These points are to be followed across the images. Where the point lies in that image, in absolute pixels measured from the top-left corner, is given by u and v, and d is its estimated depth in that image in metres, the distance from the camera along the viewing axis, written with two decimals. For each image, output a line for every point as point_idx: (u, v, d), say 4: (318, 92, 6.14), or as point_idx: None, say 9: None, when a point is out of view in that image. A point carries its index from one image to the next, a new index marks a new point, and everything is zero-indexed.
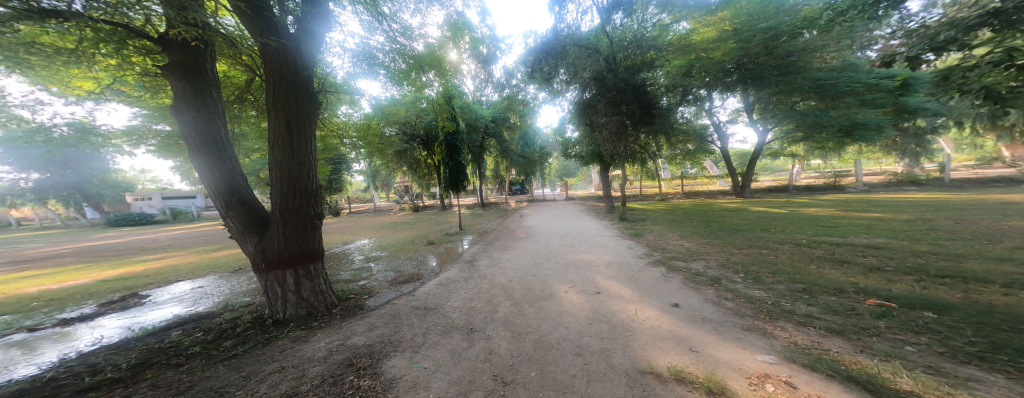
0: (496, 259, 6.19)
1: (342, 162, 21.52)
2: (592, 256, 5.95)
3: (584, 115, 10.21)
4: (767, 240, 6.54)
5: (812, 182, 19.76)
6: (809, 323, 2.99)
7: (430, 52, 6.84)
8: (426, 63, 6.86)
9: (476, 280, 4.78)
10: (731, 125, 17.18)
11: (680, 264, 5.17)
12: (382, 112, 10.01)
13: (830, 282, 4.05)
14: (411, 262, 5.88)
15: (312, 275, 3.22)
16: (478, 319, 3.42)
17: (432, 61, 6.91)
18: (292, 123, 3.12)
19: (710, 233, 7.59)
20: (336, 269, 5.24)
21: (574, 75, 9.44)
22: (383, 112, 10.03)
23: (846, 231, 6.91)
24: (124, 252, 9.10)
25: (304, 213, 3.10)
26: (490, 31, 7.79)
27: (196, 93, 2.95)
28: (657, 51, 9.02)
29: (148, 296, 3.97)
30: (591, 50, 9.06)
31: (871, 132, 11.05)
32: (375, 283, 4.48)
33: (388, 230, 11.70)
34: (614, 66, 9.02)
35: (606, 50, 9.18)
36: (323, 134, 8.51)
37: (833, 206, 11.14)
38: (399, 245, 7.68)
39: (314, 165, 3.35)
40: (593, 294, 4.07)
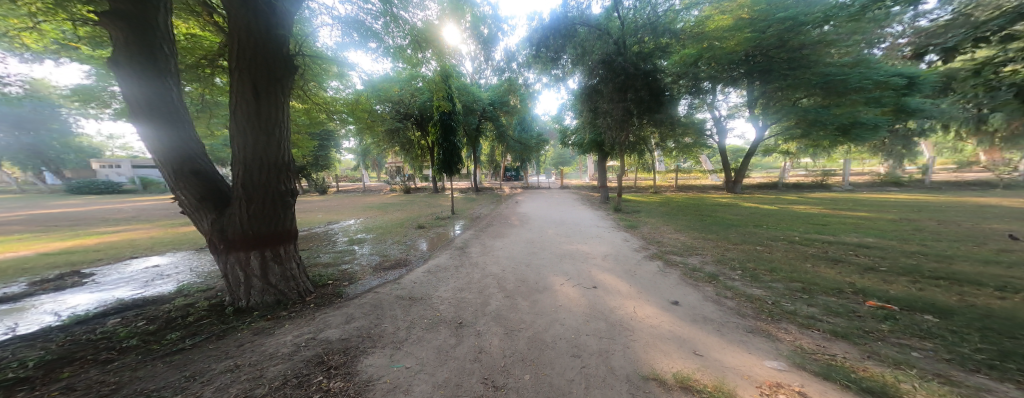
0: (488, 246, 5.91)
1: (330, 139, 20.63)
2: (588, 248, 5.73)
3: (587, 101, 9.80)
4: (758, 235, 6.37)
5: (801, 179, 20.04)
6: (812, 326, 2.72)
7: (427, 27, 6.30)
8: (423, 39, 6.40)
9: (467, 269, 4.53)
10: (730, 120, 17.09)
11: (677, 259, 4.99)
12: (376, 87, 9.37)
13: (827, 281, 3.77)
14: (396, 246, 5.53)
15: (281, 258, 2.89)
16: (468, 312, 3.17)
17: (429, 38, 6.39)
18: (260, 88, 2.58)
19: (704, 227, 7.46)
20: (314, 251, 4.89)
21: (581, 57, 9.00)
22: (376, 88, 9.40)
23: (837, 228, 6.82)
24: (82, 223, 8.42)
25: (273, 188, 2.71)
26: (491, 11, 7.31)
27: (143, 45, 2.36)
28: (671, 36, 8.59)
29: (91, 276, 3.56)
30: (602, 32, 8.72)
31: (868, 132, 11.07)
32: (357, 269, 4.16)
33: (375, 211, 11.28)
34: (622, 51, 8.65)
35: (615, 35, 8.87)
36: (308, 107, 7.84)
37: (821, 204, 11.24)
38: (386, 228, 7.31)
39: (288, 137, 2.89)
40: (590, 288, 3.85)
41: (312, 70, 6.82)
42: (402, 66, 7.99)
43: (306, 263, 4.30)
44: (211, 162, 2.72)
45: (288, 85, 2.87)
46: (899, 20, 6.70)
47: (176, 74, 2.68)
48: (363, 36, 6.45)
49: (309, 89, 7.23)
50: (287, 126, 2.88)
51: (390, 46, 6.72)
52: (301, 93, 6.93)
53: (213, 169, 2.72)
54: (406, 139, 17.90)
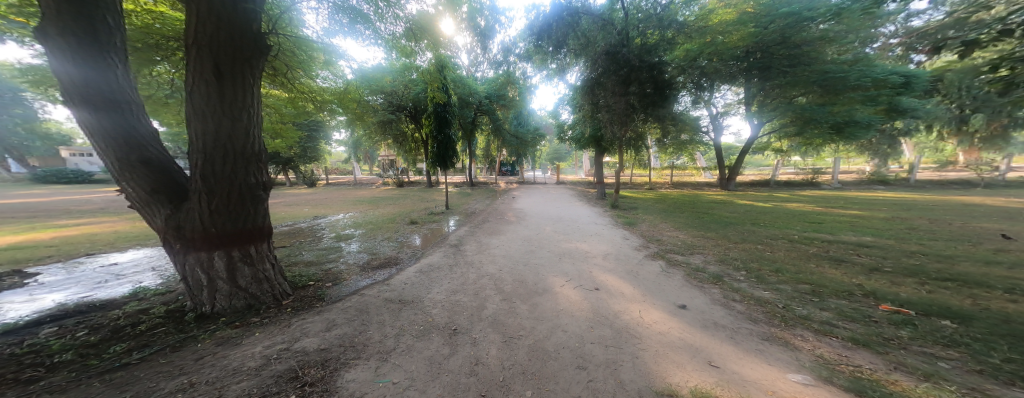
0: (483, 244, 5.66)
1: (319, 131, 19.92)
2: (586, 246, 5.53)
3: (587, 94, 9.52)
4: (757, 233, 6.26)
5: (792, 177, 20.29)
6: (830, 332, 2.52)
7: (422, 18, 5.92)
8: (419, 30, 6.04)
9: (461, 268, 4.27)
10: (726, 118, 17.11)
11: (679, 258, 4.80)
12: (366, 75, 8.86)
13: (834, 283, 3.62)
14: (386, 243, 5.21)
15: (252, 259, 2.58)
16: (462, 317, 2.92)
17: (424, 28, 6.03)
18: (224, 68, 2.20)
19: (702, 225, 7.33)
20: (296, 249, 4.51)
21: (583, 49, 8.69)
22: (367, 76, 8.92)
23: (834, 226, 6.77)
24: (45, 214, 7.83)
25: (240, 182, 2.39)
26: (489, 3, 7.11)
27: (78, 12, 1.95)
28: (678, 28, 8.36)
29: (34, 276, 3.28)
30: (605, 22, 8.43)
31: (861, 130, 11.15)
32: (343, 268, 3.84)
33: (366, 205, 10.91)
34: (627, 43, 8.42)
35: (619, 25, 8.60)
36: (293, 96, 7.39)
37: (814, 202, 11.30)
38: (376, 223, 6.96)
39: (260, 125, 2.55)
40: (591, 291, 3.63)
41: (291, 48, 6.24)
42: (397, 57, 7.64)
43: (285, 262, 3.91)
44: (166, 151, 2.38)
45: (260, 66, 2.49)
46: (895, 17, 6.71)
47: (125, 48, 2.28)
48: (351, 21, 5.95)
49: (296, 77, 6.72)
50: (258, 114, 2.53)
51: (387, 39, 6.45)
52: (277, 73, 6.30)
53: (169, 159, 2.38)
54: (398, 131, 17.37)
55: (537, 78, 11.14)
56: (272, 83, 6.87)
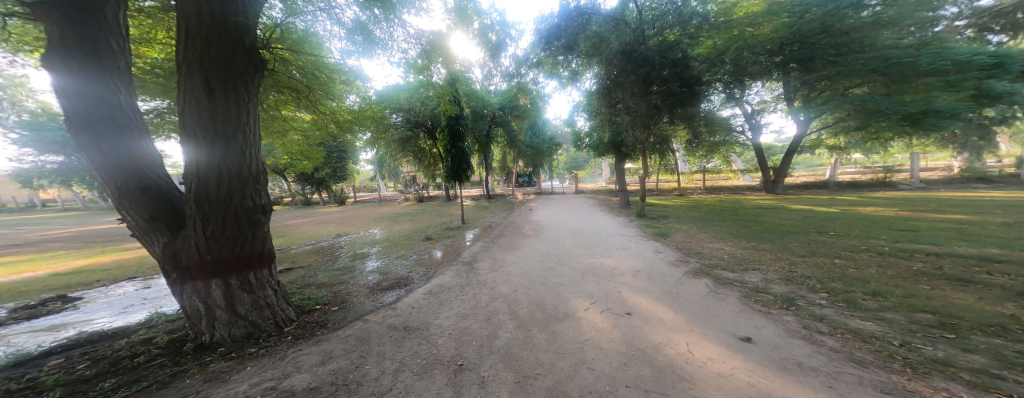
0: (499, 261, 5.34)
1: (348, 152, 21.14)
2: (613, 262, 4.97)
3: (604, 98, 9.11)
4: (830, 245, 5.28)
5: (855, 177, 17.75)
6: (992, 387, 1.76)
7: (438, 41, 6.19)
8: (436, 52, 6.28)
9: (474, 289, 3.98)
10: (765, 116, 15.54)
11: (728, 276, 4.09)
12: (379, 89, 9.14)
13: (968, 311, 2.75)
14: (398, 262, 5.06)
15: (251, 285, 2.45)
16: (471, 349, 2.55)
17: (441, 50, 6.27)
18: (215, 85, 2.18)
19: (751, 235, 6.42)
20: (310, 268, 4.48)
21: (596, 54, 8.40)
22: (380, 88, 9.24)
23: (932, 236, 5.52)
24: (111, 239, 8.80)
25: (236, 205, 2.29)
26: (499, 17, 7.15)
27: (82, 40, 2.08)
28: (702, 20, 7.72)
29: (73, 300, 3.45)
30: (618, 22, 8.07)
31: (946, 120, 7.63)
32: (352, 289, 3.68)
33: (386, 222, 11.11)
34: (643, 39, 7.96)
35: (633, 24, 8.20)
36: (318, 118, 7.91)
37: (889, 205, 9.61)
38: (392, 240, 6.93)
39: (258, 144, 2.49)
40: (621, 316, 3.11)
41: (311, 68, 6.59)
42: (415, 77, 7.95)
43: (296, 283, 3.84)
44: (167, 176, 2.39)
45: (255, 82, 2.48)
46: None
47: (130, 76, 2.41)
48: (365, 42, 6.13)
49: (317, 98, 7.22)
50: (256, 131, 2.49)
51: (412, 65, 6.81)
52: (292, 85, 6.65)
53: (170, 186, 2.39)
54: (419, 147, 17.93)
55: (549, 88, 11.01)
56: (298, 105, 7.38)
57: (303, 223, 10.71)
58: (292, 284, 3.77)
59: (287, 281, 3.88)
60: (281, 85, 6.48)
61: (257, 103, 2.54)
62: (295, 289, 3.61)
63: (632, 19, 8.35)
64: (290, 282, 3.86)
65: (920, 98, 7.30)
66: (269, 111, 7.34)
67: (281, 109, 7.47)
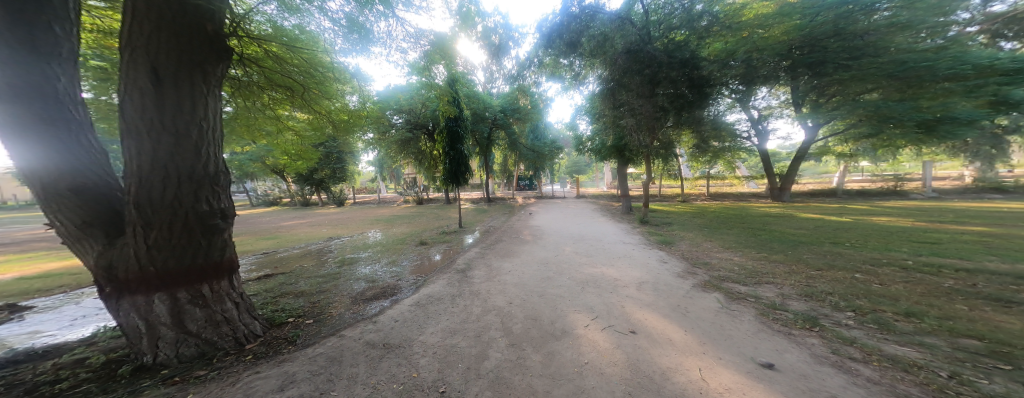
0: (495, 269, 5.07)
1: (347, 153, 21.03)
2: (616, 272, 4.67)
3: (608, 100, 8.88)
4: (848, 257, 4.94)
5: (865, 185, 17.32)
6: None
7: (442, 43, 6.03)
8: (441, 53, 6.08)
9: (465, 301, 3.70)
10: (772, 121, 15.22)
11: (739, 289, 3.80)
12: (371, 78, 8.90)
13: (1019, 337, 2.44)
14: (388, 269, 4.79)
15: (204, 297, 2.27)
16: (455, 371, 2.27)
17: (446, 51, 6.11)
18: (166, 79, 2.07)
19: (761, 244, 6.12)
20: (291, 275, 4.18)
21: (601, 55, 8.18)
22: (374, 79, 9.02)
23: (957, 249, 5.18)
24: None
25: (187, 210, 2.16)
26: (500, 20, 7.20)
27: (18, 22, 1.90)
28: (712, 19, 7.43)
29: (27, 311, 3.18)
30: (625, 21, 7.80)
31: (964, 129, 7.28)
32: (333, 299, 3.41)
33: (382, 224, 10.87)
34: (648, 39, 7.73)
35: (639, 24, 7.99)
36: (315, 117, 7.78)
37: (903, 215, 9.25)
38: (385, 244, 6.68)
39: (216, 142, 2.40)
40: (625, 335, 2.81)
41: (308, 67, 6.49)
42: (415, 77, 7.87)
43: (272, 292, 3.55)
44: (105, 176, 2.25)
45: (216, 73, 2.40)
46: None
47: (70, 65, 2.23)
48: (361, 38, 5.90)
49: (312, 98, 7.09)
50: (214, 127, 2.40)
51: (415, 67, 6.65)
52: (289, 82, 6.58)
53: (108, 186, 2.25)
54: (419, 149, 17.82)
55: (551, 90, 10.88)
56: (294, 105, 7.30)
57: (298, 224, 10.52)
58: (266, 293, 3.48)
59: (262, 290, 3.59)
60: (278, 84, 6.44)
61: (217, 97, 2.45)
62: (270, 298, 3.33)
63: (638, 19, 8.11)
64: (266, 290, 3.57)
65: (936, 104, 7.00)
66: (264, 109, 7.18)
67: (277, 109, 7.35)
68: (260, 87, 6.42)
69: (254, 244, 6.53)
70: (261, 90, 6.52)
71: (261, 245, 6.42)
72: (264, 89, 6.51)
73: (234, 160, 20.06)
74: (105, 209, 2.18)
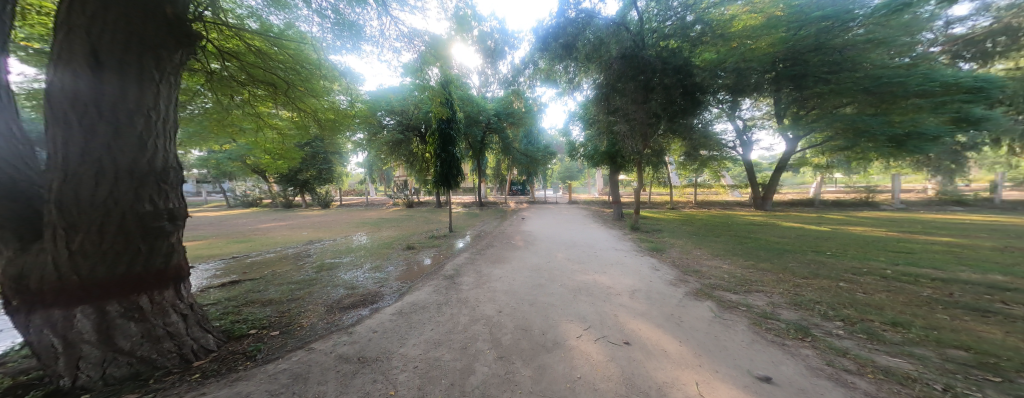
0: (484, 275, 4.89)
1: (335, 153, 20.45)
2: (608, 280, 4.57)
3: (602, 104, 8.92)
4: (830, 266, 4.94)
5: (841, 196, 18.10)
6: None
7: None
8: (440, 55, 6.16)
9: (452, 310, 3.50)
10: (755, 132, 15.79)
11: (731, 298, 3.75)
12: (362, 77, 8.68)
13: (1002, 348, 2.38)
14: (371, 274, 4.53)
15: (142, 309, 2.03)
16: (437, 388, 2.07)
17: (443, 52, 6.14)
18: (108, 63, 1.90)
19: (748, 252, 6.19)
20: (263, 282, 3.85)
21: (595, 60, 8.31)
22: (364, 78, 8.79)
23: (930, 259, 5.23)
24: None
25: (124, 210, 1.93)
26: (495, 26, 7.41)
27: None
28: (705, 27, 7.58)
29: None
30: (620, 27, 7.90)
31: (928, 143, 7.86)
32: (307, 308, 3.14)
33: (369, 227, 10.50)
34: (642, 45, 7.87)
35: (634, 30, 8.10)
36: (300, 115, 7.46)
37: (877, 225, 9.64)
38: (369, 248, 6.38)
39: (165, 134, 2.22)
40: (620, 346, 2.67)
41: (294, 64, 6.23)
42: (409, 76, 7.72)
43: (238, 300, 3.23)
44: (28, 172, 2.01)
45: (172, 60, 2.25)
46: None
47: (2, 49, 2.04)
48: (351, 37, 5.73)
49: (297, 95, 6.79)
50: (162, 119, 2.21)
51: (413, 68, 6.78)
52: (273, 79, 6.29)
53: (30, 182, 2.01)
54: (410, 151, 17.53)
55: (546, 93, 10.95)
56: (277, 103, 7.00)
57: (278, 226, 10.00)
58: (231, 301, 3.16)
59: (226, 298, 3.26)
60: (261, 81, 6.15)
61: (169, 85, 2.29)
62: (234, 307, 3.02)
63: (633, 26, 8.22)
64: (231, 298, 3.25)
65: (907, 119, 7.39)
66: (246, 105, 6.84)
67: (259, 106, 7.02)
68: (242, 83, 6.11)
69: (226, 247, 6.11)
70: (243, 87, 6.20)
71: (233, 249, 6.01)
72: (246, 86, 6.19)
73: (211, 158, 19.07)
74: (17, 208, 1.89)
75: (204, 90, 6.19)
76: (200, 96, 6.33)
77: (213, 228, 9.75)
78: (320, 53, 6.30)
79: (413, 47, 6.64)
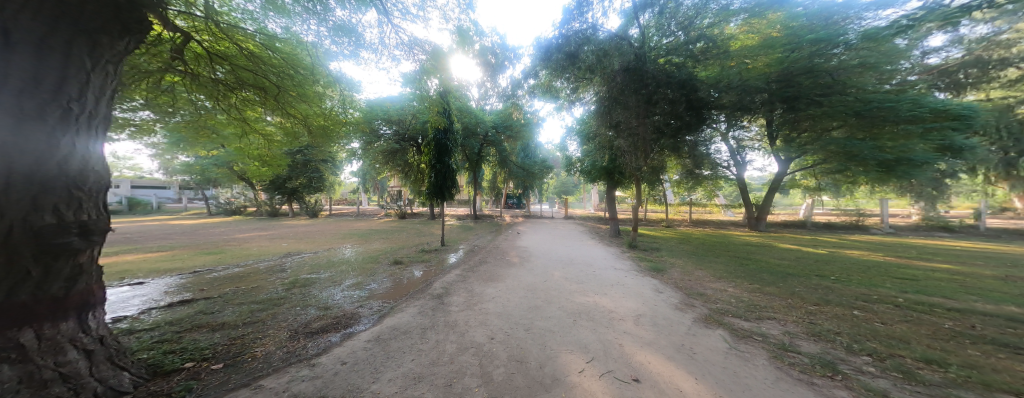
0: (476, 295, 4.51)
1: (328, 162, 20.04)
2: (609, 303, 4.25)
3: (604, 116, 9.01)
4: (839, 292, 4.69)
5: (832, 218, 18.32)
6: None
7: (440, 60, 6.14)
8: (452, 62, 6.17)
9: (437, 336, 3.11)
10: (748, 153, 16.08)
11: (744, 326, 3.46)
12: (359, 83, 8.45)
13: None
14: (350, 292, 4.11)
15: (25, 349, 1.54)
16: None
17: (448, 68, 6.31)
18: (28, 40, 1.64)
19: (751, 275, 5.97)
20: (221, 300, 3.41)
21: (597, 72, 8.38)
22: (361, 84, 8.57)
23: (937, 287, 5.03)
24: None
25: (17, 220, 1.55)
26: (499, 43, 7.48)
27: None
28: (708, 42, 7.68)
29: None
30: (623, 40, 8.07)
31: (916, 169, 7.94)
32: (267, 332, 2.74)
33: (357, 239, 10.03)
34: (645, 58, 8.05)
35: (637, 43, 8.26)
36: (291, 122, 7.18)
37: (873, 249, 9.61)
38: (352, 263, 5.93)
39: (86, 131, 1.93)
40: (628, 384, 2.33)
41: (288, 69, 5.96)
42: (410, 86, 7.59)
43: (183, 323, 2.80)
44: None
45: (111, 50, 2.08)
46: None
47: None
48: (351, 42, 5.56)
49: (288, 100, 6.49)
50: (83, 114, 1.91)
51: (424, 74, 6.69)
52: (264, 82, 6.01)
53: None
54: (405, 161, 17.25)
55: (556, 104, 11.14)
56: (266, 108, 6.67)
57: (259, 236, 9.42)
58: (175, 325, 2.74)
59: (169, 321, 2.82)
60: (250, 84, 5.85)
61: (101, 79, 2.05)
62: (176, 332, 2.59)
63: (636, 40, 8.33)
64: (176, 321, 2.81)
65: (899, 145, 7.50)
66: (233, 109, 6.48)
67: (250, 110, 6.71)
68: (232, 88, 5.82)
69: (194, 259, 5.59)
70: (232, 91, 5.91)
71: (202, 261, 5.49)
72: (235, 90, 5.90)
73: (195, 163, 18.35)
74: None
75: (190, 93, 5.85)
76: (185, 100, 6.01)
77: (187, 237, 9.13)
78: (318, 61, 6.06)
79: (414, 55, 6.70)
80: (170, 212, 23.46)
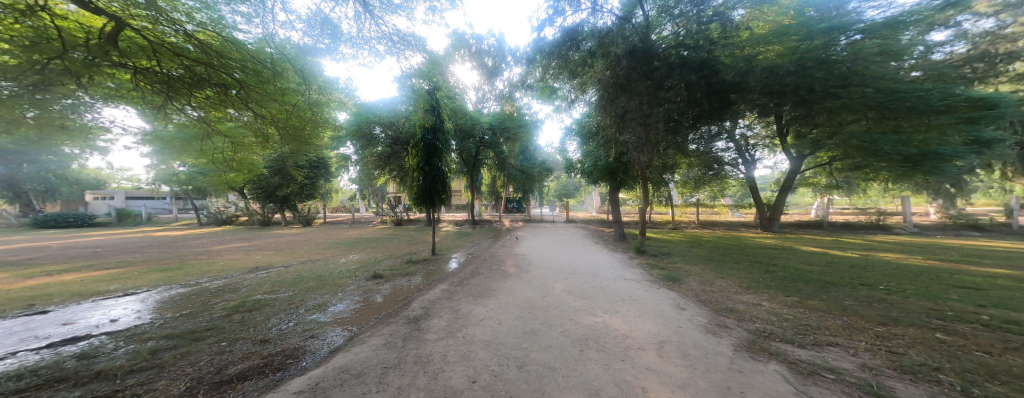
0: (462, 316, 3.75)
1: (321, 168, 19.49)
2: (623, 325, 3.46)
3: (609, 107, 8.28)
4: (901, 308, 3.88)
5: (847, 218, 17.47)
6: None
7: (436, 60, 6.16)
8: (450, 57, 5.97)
9: (400, 380, 2.31)
10: (756, 151, 15.35)
11: (805, 357, 2.67)
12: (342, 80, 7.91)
13: None
14: (307, 318, 3.32)
15: None
16: None
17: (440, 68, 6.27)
18: None
19: (785, 285, 5.15)
20: (122, 337, 2.53)
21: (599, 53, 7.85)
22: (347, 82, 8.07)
23: (1014, 298, 4.22)
24: None
25: None
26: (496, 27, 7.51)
27: None
28: (722, 22, 7.12)
29: None
30: (626, 21, 7.64)
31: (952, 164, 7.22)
32: (155, 386, 1.88)
33: (342, 249, 9.27)
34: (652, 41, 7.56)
35: (640, 26, 7.82)
36: (263, 126, 6.56)
37: (908, 251, 8.73)
38: (324, 278, 5.17)
39: None
40: None
41: (252, 63, 5.35)
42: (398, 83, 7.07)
43: (39, 377, 1.93)
44: None
45: None
46: None
47: None
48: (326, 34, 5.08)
49: (257, 100, 5.84)
50: None
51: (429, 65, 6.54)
52: (226, 79, 5.35)
53: None
54: (400, 165, 16.65)
55: (559, 100, 10.66)
56: (234, 108, 6.00)
57: (234, 248, 8.69)
58: (24, 380, 1.88)
59: (23, 373, 1.96)
60: (207, 80, 5.09)
61: None
62: (9, 396, 1.73)
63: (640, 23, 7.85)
64: (31, 374, 1.94)
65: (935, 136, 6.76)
66: (196, 110, 5.85)
67: (217, 110, 6.05)
68: (195, 86, 5.17)
69: (143, 277, 4.82)
70: (191, 90, 5.24)
71: (149, 279, 4.71)
72: (198, 89, 5.25)
73: (183, 172, 17.78)
74: None
75: (140, 91, 5.16)
76: (136, 97, 5.37)
77: (156, 251, 8.39)
78: None
79: (399, 53, 6.34)
80: (159, 223, 22.79)
